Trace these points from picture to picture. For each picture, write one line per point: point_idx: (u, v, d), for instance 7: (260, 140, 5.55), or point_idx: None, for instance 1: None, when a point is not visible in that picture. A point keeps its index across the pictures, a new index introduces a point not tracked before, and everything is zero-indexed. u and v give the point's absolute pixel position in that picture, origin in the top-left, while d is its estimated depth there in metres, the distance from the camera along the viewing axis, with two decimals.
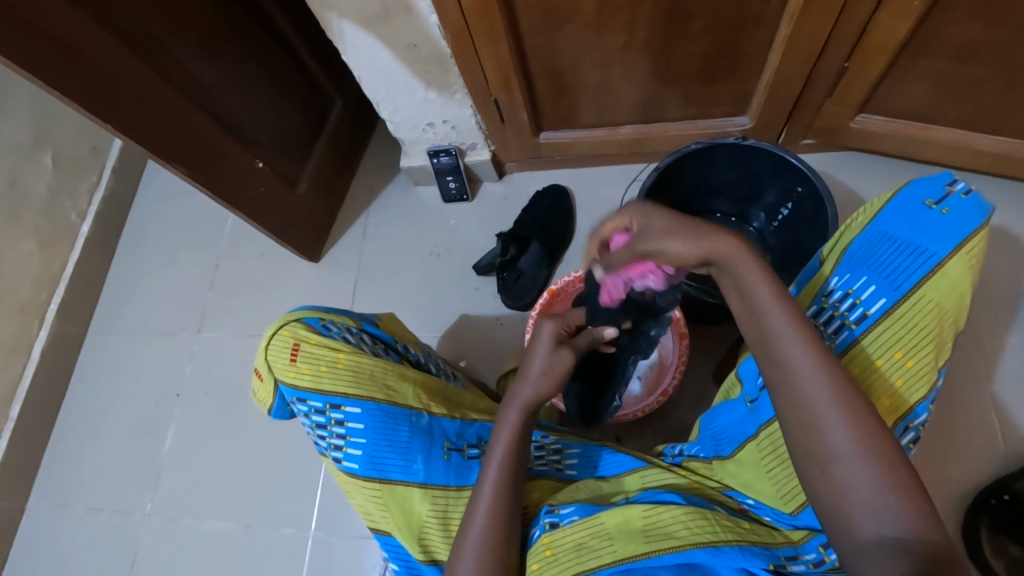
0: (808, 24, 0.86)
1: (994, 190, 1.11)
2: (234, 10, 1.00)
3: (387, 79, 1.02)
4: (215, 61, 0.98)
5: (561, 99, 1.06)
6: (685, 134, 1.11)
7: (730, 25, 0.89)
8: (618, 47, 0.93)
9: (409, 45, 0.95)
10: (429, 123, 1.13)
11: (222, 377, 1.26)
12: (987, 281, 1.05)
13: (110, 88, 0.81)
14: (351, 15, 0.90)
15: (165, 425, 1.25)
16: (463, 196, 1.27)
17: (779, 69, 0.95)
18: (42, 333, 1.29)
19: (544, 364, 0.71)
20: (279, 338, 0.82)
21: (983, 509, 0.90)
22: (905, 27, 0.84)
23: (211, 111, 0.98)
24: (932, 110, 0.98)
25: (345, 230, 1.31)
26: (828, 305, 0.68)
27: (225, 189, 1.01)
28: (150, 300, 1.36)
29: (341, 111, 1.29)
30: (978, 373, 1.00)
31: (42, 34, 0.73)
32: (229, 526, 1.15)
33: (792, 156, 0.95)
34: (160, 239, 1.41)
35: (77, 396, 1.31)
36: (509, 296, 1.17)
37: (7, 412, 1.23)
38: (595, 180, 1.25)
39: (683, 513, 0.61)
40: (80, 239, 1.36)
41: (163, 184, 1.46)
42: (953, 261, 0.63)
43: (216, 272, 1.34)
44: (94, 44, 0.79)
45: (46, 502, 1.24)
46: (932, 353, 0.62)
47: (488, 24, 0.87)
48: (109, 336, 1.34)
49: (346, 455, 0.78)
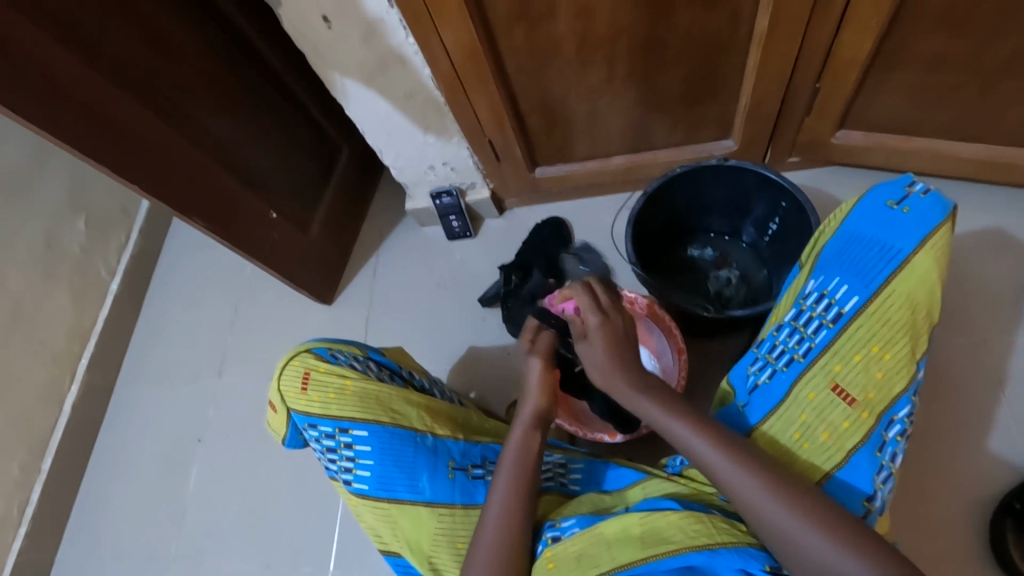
0: (774, 49, 0.92)
1: (982, 193, 1.13)
2: (247, 76, 1.10)
3: (388, 128, 1.10)
4: (229, 124, 1.07)
5: (551, 135, 1.12)
6: (674, 159, 1.16)
7: (699, 55, 0.95)
8: (598, 83, 1.00)
9: (406, 95, 1.03)
10: (430, 166, 1.21)
11: (242, 419, 1.30)
12: (986, 283, 1.06)
13: (137, 152, 0.90)
14: (353, 72, 0.98)
15: (188, 470, 1.29)
16: (467, 233, 1.33)
17: (755, 92, 1.00)
18: (74, 385, 1.35)
19: (531, 396, 0.77)
20: (290, 369, 0.86)
21: (1008, 514, 0.87)
22: (868, 45, 0.89)
23: (228, 167, 1.07)
24: (907, 120, 1.02)
25: (357, 271, 1.38)
26: (806, 306, 0.70)
27: (241, 238, 1.08)
28: (174, 350, 1.42)
29: (348, 161, 1.37)
30: (989, 376, 1.00)
31: (78, 108, 0.82)
32: (249, 568, 1.16)
33: (772, 172, 0.99)
34: (183, 291, 1.49)
35: (106, 445, 1.36)
36: (514, 325, 1.19)
37: (39, 463, 1.28)
38: (591, 209, 1.30)
39: (679, 517, 0.62)
40: (110, 295, 1.44)
41: (186, 239, 1.56)
42: (918, 256, 0.65)
43: (236, 318, 1.41)
44: (124, 114, 0.88)
45: (75, 550, 1.27)
46: (908, 344, 0.64)
47: (477, 71, 0.95)
48: (136, 386, 1.41)
49: (356, 477, 0.81)
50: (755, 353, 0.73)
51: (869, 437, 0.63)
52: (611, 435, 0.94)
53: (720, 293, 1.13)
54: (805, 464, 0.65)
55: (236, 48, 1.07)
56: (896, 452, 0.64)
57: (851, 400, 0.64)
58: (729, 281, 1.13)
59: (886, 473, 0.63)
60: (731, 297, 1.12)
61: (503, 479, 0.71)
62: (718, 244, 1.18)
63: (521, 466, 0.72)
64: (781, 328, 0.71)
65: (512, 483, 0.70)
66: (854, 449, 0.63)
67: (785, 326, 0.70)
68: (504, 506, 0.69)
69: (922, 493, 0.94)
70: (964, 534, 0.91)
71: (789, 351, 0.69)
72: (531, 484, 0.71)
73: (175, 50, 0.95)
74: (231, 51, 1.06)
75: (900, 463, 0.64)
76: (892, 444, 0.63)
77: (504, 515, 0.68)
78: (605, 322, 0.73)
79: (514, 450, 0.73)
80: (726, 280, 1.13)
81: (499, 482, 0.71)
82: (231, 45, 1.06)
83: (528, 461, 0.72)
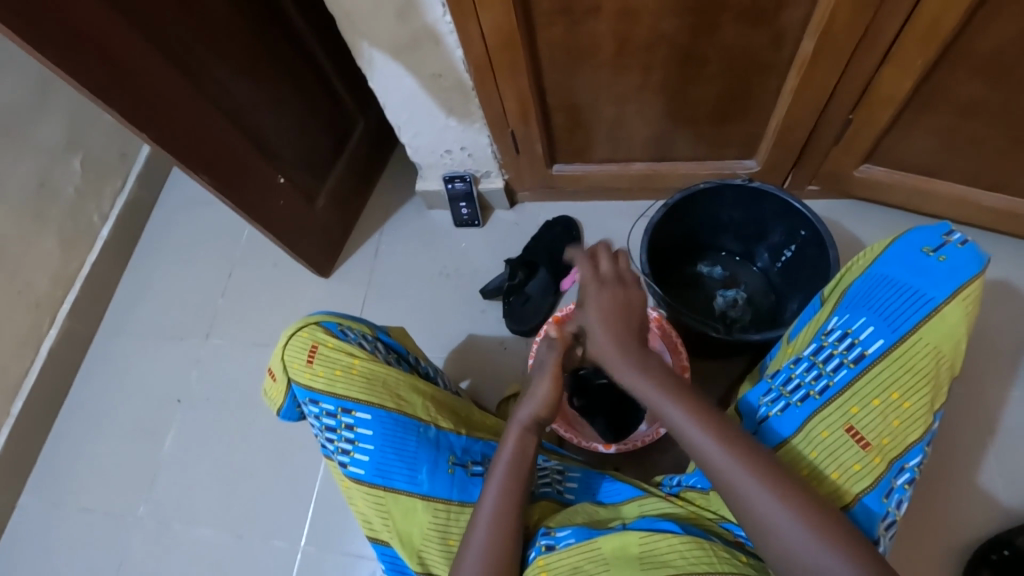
0: (815, 75, 0.90)
1: (993, 244, 1.14)
2: (269, 31, 1.05)
3: (411, 105, 1.07)
4: (247, 80, 1.03)
5: (575, 133, 1.10)
6: (694, 173, 1.15)
7: (739, 71, 0.93)
8: (632, 87, 0.97)
9: (434, 74, 0.99)
10: (447, 150, 1.18)
11: (225, 385, 1.27)
12: (987, 333, 1.07)
13: (148, 99, 0.85)
14: (382, 44, 0.95)
15: (164, 429, 1.25)
16: (475, 221, 1.31)
17: (788, 117, 0.99)
18: (53, 330, 1.30)
19: (541, 400, 0.74)
20: (297, 339, 0.83)
21: (982, 562, 0.89)
22: (908, 83, 0.88)
23: (240, 127, 1.02)
24: (934, 162, 1.02)
25: (358, 247, 1.34)
26: (827, 343, 0.70)
27: (245, 200, 1.05)
28: (161, 305, 1.38)
29: (361, 133, 1.33)
30: (980, 426, 1.01)
31: (91, 45, 0.77)
32: (219, 536, 1.14)
33: (796, 200, 0.98)
34: (176, 246, 1.44)
35: (80, 394, 1.32)
36: (514, 321, 1.18)
37: (9, 406, 1.24)
38: (604, 213, 1.28)
39: (681, 542, 0.62)
40: (99, 241, 1.39)
41: (183, 193, 1.51)
42: (949, 306, 0.65)
43: (229, 281, 1.37)
44: (138, 58, 0.83)
45: (39, 498, 1.23)
46: (928, 395, 0.64)
47: (511, 58, 0.92)
48: (117, 338, 1.36)
49: (352, 460, 0.79)
50: (768, 383, 0.72)
51: (878, 482, 0.63)
52: (606, 446, 0.93)
53: (725, 313, 1.11)
54: (828, 487, 0.64)
55: (261, 2, 1.02)
56: (901, 500, 0.64)
57: (865, 443, 0.64)
58: (735, 301, 1.12)
59: (890, 519, 0.64)
60: (735, 319, 1.10)
61: (495, 483, 0.69)
62: (729, 263, 1.17)
63: (515, 470, 0.70)
64: (799, 361, 0.71)
65: (506, 486, 0.69)
66: (863, 492, 0.63)
67: (803, 359, 0.70)
68: (496, 509, 0.68)
69: (901, 534, 0.95)
70: None
71: (805, 386, 0.68)
72: (525, 489, 0.70)
73: None
74: (256, 4, 1.01)
75: (902, 510, 0.65)
76: (898, 491, 0.64)
77: (495, 517, 0.67)
78: (604, 290, 0.71)
79: (510, 452, 0.72)
80: (732, 301, 1.11)
81: (492, 480, 0.70)
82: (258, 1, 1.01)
83: (521, 465, 0.71)
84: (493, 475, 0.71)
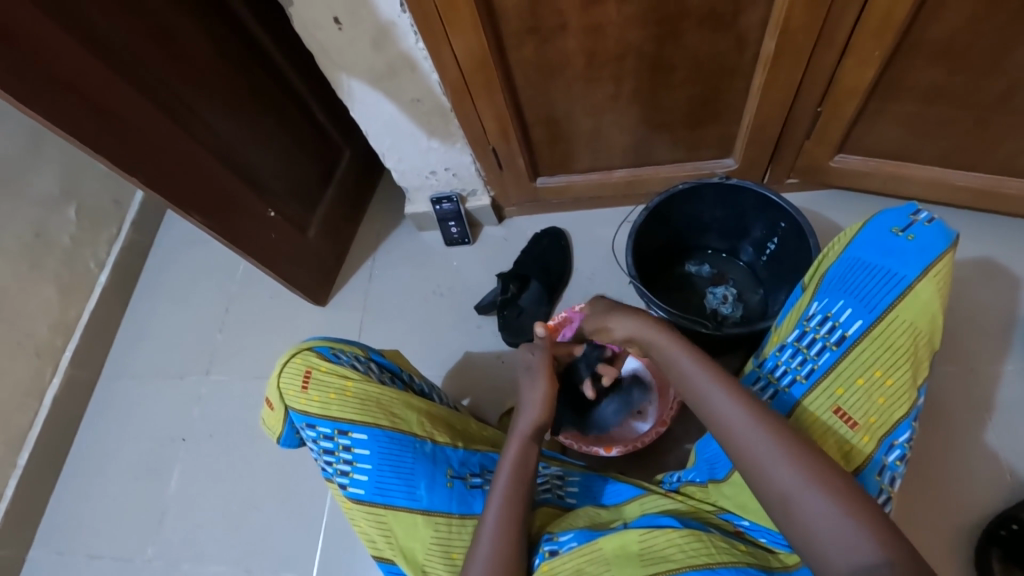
0: (780, 72, 0.92)
1: (971, 223, 1.15)
2: (250, 71, 1.08)
3: (392, 130, 1.10)
4: (232, 119, 1.06)
5: (555, 146, 1.12)
6: (675, 175, 1.17)
7: (707, 74, 0.96)
8: (604, 98, 1.00)
9: (413, 99, 1.02)
10: (432, 171, 1.20)
11: (228, 420, 1.28)
12: (974, 310, 1.08)
13: (136, 143, 0.88)
14: (360, 74, 0.98)
15: (170, 468, 1.26)
16: (465, 239, 1.32)
17: (759, 114, 1.01)
18: (55, 378, 1.32)
19: (536, 405, 0.78)
20: (290, 366, 0.84)
21: (992, 540, 0.89)
22: (870, 73, 0.90)
23: (228, 165, 1.05)
24: (905, 147, 1.04)
25: (352, 274, 1.36)
26: (810, 328, 0.73)
27: (235, 234, 1.07)
28: (161, 346, 1.39)
29: (347, 162, 1.36)
30: (978, 403, 1.01)
31: (77, 97, 0.80)
32: (228, 572, 1.14)
33: (774, 194, 1.00)
34: (173, 286, 1.46)
35: (86, 440, 1.33)
36: (511, 334, 1.19)
37: (14, 458, 1.24)
38: (591, 221, 1.31)
39: (679, 536, 0.62)
40: (97, 286, 1.41)
41: (178, 234, 1.54)
42: (922, 283, 0.67)
43: (226, 316, 1.39)
44: (125, 106, 0.85)
45: (49, 548, 1.23)
46: (909, 371, 0.66)
47: (485, 78, 0.94)
48: (119, 381, 1.37)
49: (352, 481, 0.79)
50: (759, 370, 0.76)
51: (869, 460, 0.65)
52: (607, 450, 0.94)
53: (716, 310, 1.13)
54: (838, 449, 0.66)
55: (241, 44, 1.05)
56: (894, 475, 0.66)
57: (853, 423, 0.66)
58: (725, 298, 1.13)
59: (885, 495, 0.66)
60: (727, 315, 1.12)
61: (499, 494, 0.70)
62: (716, 261, 1.19)
63: (518, 480, 0.71)
64: (784, 348, 0.74)
65: (509, 496, 0.70)
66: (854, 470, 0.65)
67: (788, 346, 0.74)
68: (499, 522, 0.67)
69: (911, 518, 0.95)
70: (949, 559, 0.92)
71: (792, 371, 0.72)
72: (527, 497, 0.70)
73: (182, 44, 0.94)
74: (237, 47, 1.04)
75: (898, 485, 0.67)
76: (891, 468, 0.66)
77: (499, 531, 0.67)
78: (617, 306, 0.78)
79: (512, 462, 0.73)
80: (722, 297, 1.13)
81: (495, 492, 0.70)
82: (239, 44, 1.05)
83: (524, 473, 0.72)
84: (497, 484, 0.71)
